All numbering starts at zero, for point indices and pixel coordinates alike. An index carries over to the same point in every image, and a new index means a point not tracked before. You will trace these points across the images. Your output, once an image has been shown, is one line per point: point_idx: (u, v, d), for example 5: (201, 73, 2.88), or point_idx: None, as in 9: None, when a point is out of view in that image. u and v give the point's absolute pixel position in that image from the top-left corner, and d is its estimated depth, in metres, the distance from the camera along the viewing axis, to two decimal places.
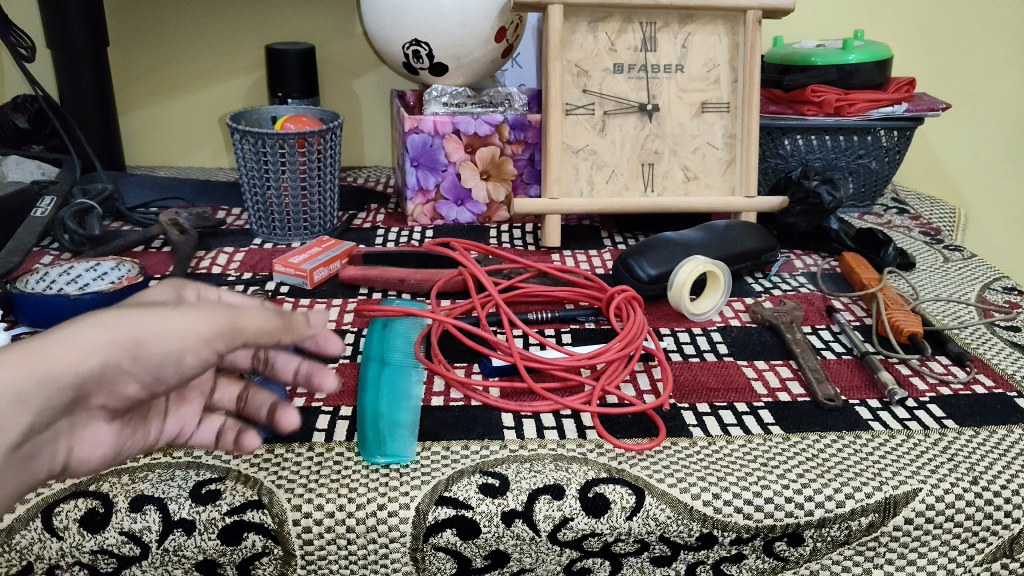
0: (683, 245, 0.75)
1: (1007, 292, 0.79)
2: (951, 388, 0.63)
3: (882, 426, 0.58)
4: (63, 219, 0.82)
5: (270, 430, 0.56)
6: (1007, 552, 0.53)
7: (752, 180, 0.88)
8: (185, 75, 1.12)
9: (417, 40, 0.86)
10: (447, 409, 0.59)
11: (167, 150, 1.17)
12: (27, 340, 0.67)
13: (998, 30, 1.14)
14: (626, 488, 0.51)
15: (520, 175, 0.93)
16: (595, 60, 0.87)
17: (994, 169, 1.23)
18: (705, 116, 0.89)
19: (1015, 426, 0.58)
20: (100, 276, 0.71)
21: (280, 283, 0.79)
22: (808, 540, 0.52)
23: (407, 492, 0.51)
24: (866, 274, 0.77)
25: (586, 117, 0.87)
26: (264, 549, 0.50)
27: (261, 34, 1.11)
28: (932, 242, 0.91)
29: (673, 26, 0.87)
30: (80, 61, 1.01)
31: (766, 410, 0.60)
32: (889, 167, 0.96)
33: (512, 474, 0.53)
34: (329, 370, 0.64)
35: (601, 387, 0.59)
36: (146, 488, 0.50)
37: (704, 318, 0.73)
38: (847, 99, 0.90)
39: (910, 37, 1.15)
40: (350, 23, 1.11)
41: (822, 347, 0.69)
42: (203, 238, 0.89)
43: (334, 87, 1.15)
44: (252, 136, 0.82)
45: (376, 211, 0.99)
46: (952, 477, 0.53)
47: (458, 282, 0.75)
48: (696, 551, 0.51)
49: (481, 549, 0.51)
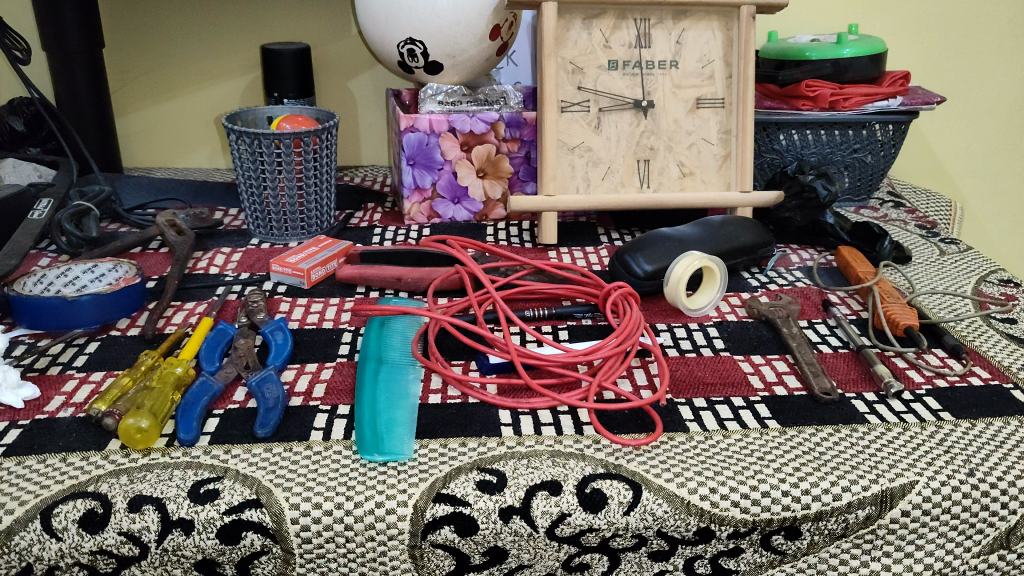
0: (679, 241, 0.75)
1: (1003, 284, 0.79)
2: (947, 380, 0.63)
3: (878, 419, 0.59)
4: (60, 221, 0.82)
5: (268, 429, 0.56)
6: (1005, 544, 0.53)
7: (747, 175, 0.88)
8: (181, 76, 1.12)
9: (411, 39, 0.87)
10: (445, 407, 0.59)
11: (164, 152, 1.18)
12: (25, 342, 0.67)
13: (992, 24, 1.14)
14: (624, 484, 0.52)
15: (516, 173, 0.93)
16: (590, 57, 0.87)
17: (990, 162, 1.23)
18: (701, 112, 0.89)
19: (1012, 417, 0.58)
20: (98, 278, 0.72)
21: (277, 283, 0.79)
22: (805, 533, 0.52)
23: (405, 490, 0.51)
24: (862, 268, 0.77)
25: (581, 114, 0.87)
26: (263, 548, 0.50)
27: (257, 34, 1.11)
28: (928, 236, 0.91)
29: (667, 22, 0.87)
30: (76, 63, 1.01)
31: (762, 404, 0.60)
32: (884, 161, 0.96)
33: (510, 470, 0.53)
34: (327, 369, 0.64)
35: (598, 383, 0.59)
36: (144, 489, 0.50)
37: (701, 314, 0.73)
38: (842, 94, 0.91)
39: (904, 30, 1.15)
40: (345, 22, 1.11)
41: (819, 341, 0.69)
42: (200, 239, 0.89)
43: (330, 87, 1.15)
44: (248, 136, 0.82)
45: (373, 211, 0.99)
46: (949, 469, 0.53)
47: (456, 280, 0.75)
48: (693, 545, 0.52)
49: (479, 545, 0.51)
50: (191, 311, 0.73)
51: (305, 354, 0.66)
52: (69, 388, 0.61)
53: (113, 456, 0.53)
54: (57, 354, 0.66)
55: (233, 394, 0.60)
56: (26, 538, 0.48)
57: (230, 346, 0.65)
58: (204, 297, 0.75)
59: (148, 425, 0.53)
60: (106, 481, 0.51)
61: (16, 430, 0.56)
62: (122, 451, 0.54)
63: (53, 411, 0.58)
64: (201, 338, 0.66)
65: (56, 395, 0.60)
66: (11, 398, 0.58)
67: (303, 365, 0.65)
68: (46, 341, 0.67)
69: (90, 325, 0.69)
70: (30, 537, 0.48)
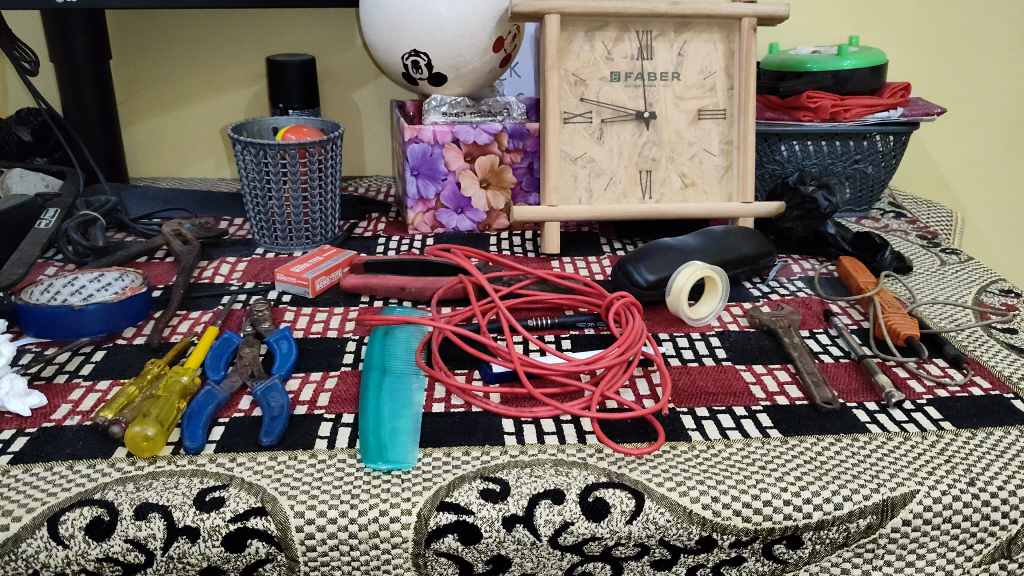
0: (682, 251, 0.76)
1: (1003, 295, 0.79)
2: (948, 390, 0.63)
3: (879, 428, 0.59)
4: (67, 230, 0.83)
5: (273, 437, 0.56)
6: (1006, 553, 0.53)
7: (749, 186, 0.89)
8: (187, 87, 1.13)
9: (416, 51, 0.87)
10: (449, 416, 0.60)
11: (169, 162, 1.18)
12: (32, 350, 0.68)
13: (992, 35, 1.15)
14: (626, 492, 0.52)
15: (519, 183, 0.94)
16: (592, 69, 0.87)
17: (990, 172, 1.23)
18: (702, 123, 0.90)
19: (1012, 427, 0.59)
20: (105, 287, 0.72)
21: (282, 292, 0.79)
22: (807, 542, 0.52)
23: (410, 498, 0.51)
24: (864, 278, 0.78)
25: (583, 125, 0.88)
26: (268, 556, 0.50)
27: (263, 45, 1.12)
28: (929, 246, 0.92)
29: (669, 34, 0.88)
30: (83, 75, 1.02)
31: (764, 414, 0.61)
32: (885, 172, 0.96)
33: (513, 478, 0.53)
34: (331, 377, 0.65)
35: (601, 393, 0.60)
36: (151, 496, 0.51)
37: (703, 323, 0.74)
38: (842, 105, 0.91)
39: (904, 42, 1.16)
40: (349, 33, 1.12)
41: (820, 350, 0.70)
42: (205, 248, 0.90)
43: (335, 97, 1.16)
44: (254, 147, 0.83)
45: (376, 220, 1.00)
46: (949, 478, 0.53)
47: (459, 289, 0.75)
48: (696, 554, 0.52)
49: (483, 554, 0.51)
50: (197, 320, 0.73)
51: (310, 363, 0.67)
52: (75, 396, 0.61)
53: (119, 464, 0.54)
54: (64, 362, 0.66)
55: (238, 402, 0.61)
56: (33, 546, 0.49)
57: (235, 355, 0.65)
58: (209, 306, 0.76)
59: (154, 433, 0.54)
60: (112, 488, 0.51)
61: (22, 438, 0.57)
62: (128, 459, 0.54)
63: (59, 419, 0.59)
64: (206, 347, 0.66)
65: (63, 403, 0.61)
66: (18, 405, 0.58)
67: (308, 374, 0.65)
68: (52, 350, 0.68)
69: (96, 333, 0.69)
70: (37, 544, 0.49)
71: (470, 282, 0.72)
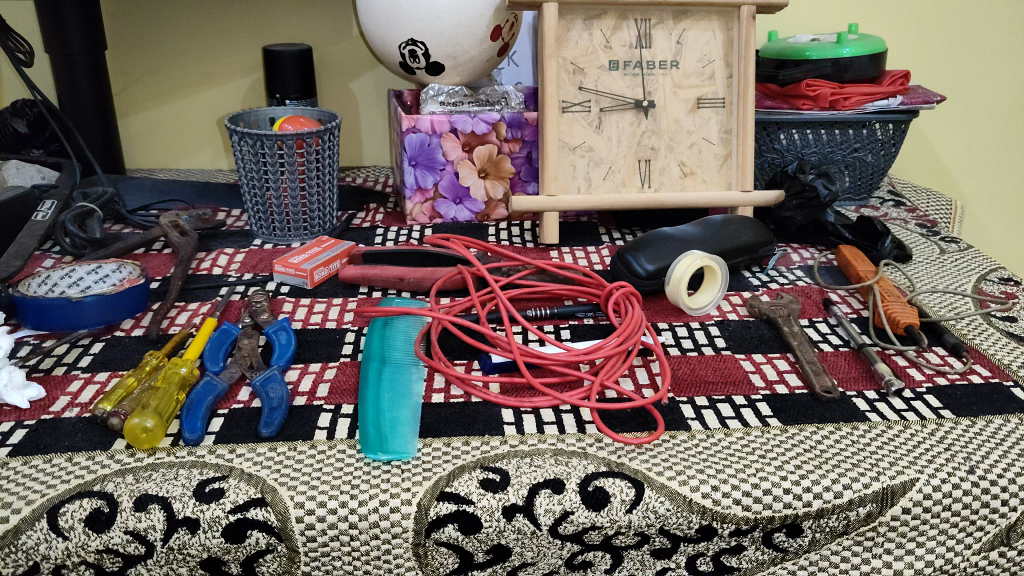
0: (681, 240, 0.76)
1: (1003, 283, 0.79)
2: (948, 378, 0.63)
3: (879, 416, 0.59)
4: (65, 222, 0.82)
5: (273, 429, 0.56)
6: (1005, 541, 0.53)
7: (748, 176, 0.88)
8: (183, 78, 1.13)
9: (413, 40, 0.87)
10: (448, 406, 0.60)
11: (166, 153, 1.18)
12: (31, 342, 0.68)
13: (992, 22, 1.14)
14: (626, 481, 0.52)
15: (518, 173, 0.93)
16: (590, 58, 0.87)
17: (990, 160, 1.23)
18: (701, 111, 0.89)
19: (1012, 415, 0.59)
20: (103, 279, 0.72)
21: (280, 283, 0.79)
22: (807, 530, 0.52)
23: (409, 488, 0.51)
24: (863, 267, 0.77)
25: (582, 114, 0.88)
26: (268, 546, 0.50)
27: (259, 35, 1.11)
28: (929, 234, 0.91)
29: (667, 23, 0.88)
30: (79, 66, 1.02)
31: (764, 403, 0.61)
32: (884, 159, 0.96)
33: (513, 468, 0.53)
34: (330, 368, 0.65)
35: (601, 382, 0.59)
36: (150, 488, 0.51)
37: (702, 313, 0.74)
38: (842, 93, 0.91)
39: (904, 29, 1.15)
40: (346, 23, 1.11)
41: (820, 339, 0.70)
42: (203, 239, 0.89)
43: (332, 86, 1.15)
44: (251, 137, 0.82)
45: (375, 211, 0.99)
46: (949, 467, 0.53)
47: (459, 280, 0.75)
48: (696, 543, 0.52)
49: (483, 543, 0.51)
50: (195, 311, 0.73)
51: (309, 355, 0.67)
52: (74, 389, 0.61)
53: (119, 456, 0.54)
54: (62, 354, 0.66)
55: (237, 394, 0.61)
56: (32, 538, 0.49)
57: (234, 347, 0.65)
58: (208, 298, 0.76)
59: (154, 424, 0.53)
60: (111, 480, 0.51)
61: (22, 430, 0.56)
62: (128, 450, 0.54)
63: (59, 411, 0.59)
64: (205, 339, 0.66)
65: (62, 395, 0.61)
66: (17, 398, 0.58)
67: (307, 365, 0.65)
68: (51, 342, 0.67)
69: (95, 325, 0.69)
70: (37, 536, 0.49)
71: (468, 277, 0.71)
